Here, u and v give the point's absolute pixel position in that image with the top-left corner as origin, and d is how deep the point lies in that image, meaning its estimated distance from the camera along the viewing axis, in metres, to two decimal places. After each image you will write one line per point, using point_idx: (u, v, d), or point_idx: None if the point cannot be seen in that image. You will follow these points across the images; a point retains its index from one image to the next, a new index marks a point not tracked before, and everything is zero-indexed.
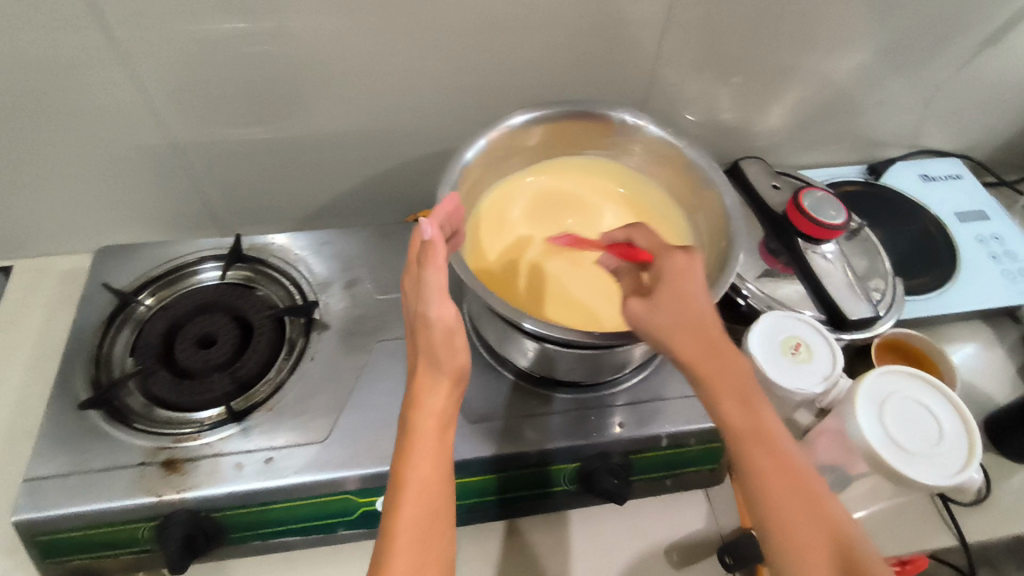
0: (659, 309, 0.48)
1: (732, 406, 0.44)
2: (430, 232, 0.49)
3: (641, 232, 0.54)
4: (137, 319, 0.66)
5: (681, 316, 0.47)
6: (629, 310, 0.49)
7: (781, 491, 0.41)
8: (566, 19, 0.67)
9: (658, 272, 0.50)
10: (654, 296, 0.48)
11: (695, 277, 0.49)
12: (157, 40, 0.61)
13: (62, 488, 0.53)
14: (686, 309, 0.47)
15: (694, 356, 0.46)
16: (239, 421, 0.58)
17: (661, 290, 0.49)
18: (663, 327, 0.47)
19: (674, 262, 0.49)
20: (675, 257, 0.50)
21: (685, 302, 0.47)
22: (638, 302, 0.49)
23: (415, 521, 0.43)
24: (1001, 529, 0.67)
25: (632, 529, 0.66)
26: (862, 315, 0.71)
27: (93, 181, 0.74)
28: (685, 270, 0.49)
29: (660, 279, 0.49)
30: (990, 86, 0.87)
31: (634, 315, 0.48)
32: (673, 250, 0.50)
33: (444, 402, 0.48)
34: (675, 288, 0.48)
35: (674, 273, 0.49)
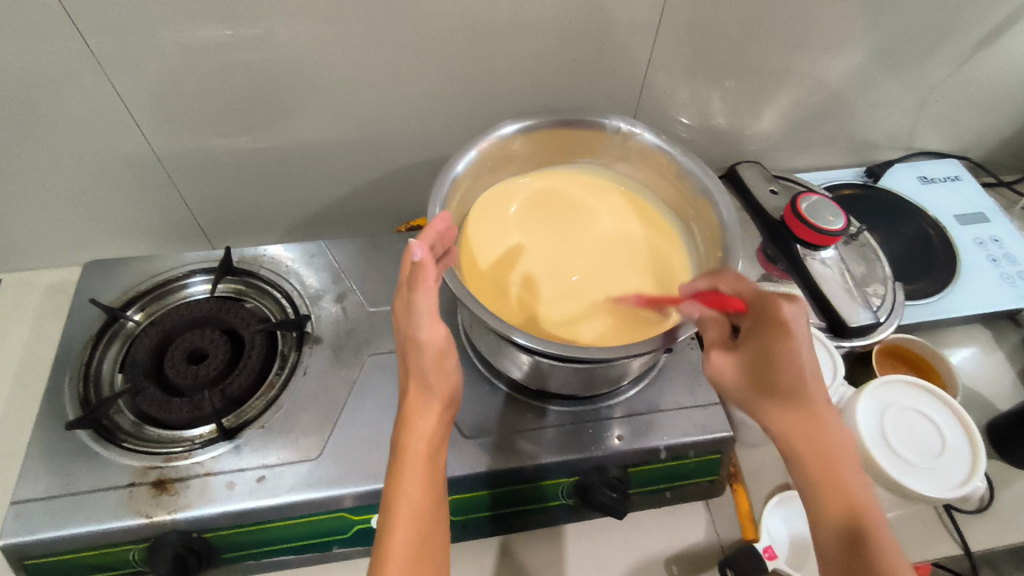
0: (743, 360, 0.48)
1: (792, 428, 0.46)
2: (421, 254, 0.47)
3: (733, 278, 0.52)
4: (125, 335, 0.65)
5: (761, 370, 0.47)
6: (713, 357, 0.49)
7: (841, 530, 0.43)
8: (556, 25, 0.66)
9: (753, 323, 0.48)
10: (739, 349, 0.49)
11: (793, 323, 0.47)
12: (136, 51, 0.60)
13: (49, 511, 0.52)
14: (773, 355, 0.46)
15: (772, 400, 0.47)
16: (230, 439, 0.57)
17: (748, 341, 0.48)
18: (742, 381, 0.48)
19: (773, 313, 0.47)
20: (776, 305, 0.47)
21: (771, 350, 0.47)
22: (723, 354, 0.49)
23: (407, 545, 0.44)
24: (1004, 537, 0.66)
25: (631, 541, 0.65)
26: (862, 322, 0.69)
27: (78, 194, 0.73)
28: (785, 319, 0.47)
29: (749, 327, 0.49)
30: (985, 86, 0.86)
31: (715, 367, 0.49)
32: (773, 299, 0.48)
33: (435, 425, 0.49)
34: (764, 338, 0.47)
35: (766, 322, 0.47)
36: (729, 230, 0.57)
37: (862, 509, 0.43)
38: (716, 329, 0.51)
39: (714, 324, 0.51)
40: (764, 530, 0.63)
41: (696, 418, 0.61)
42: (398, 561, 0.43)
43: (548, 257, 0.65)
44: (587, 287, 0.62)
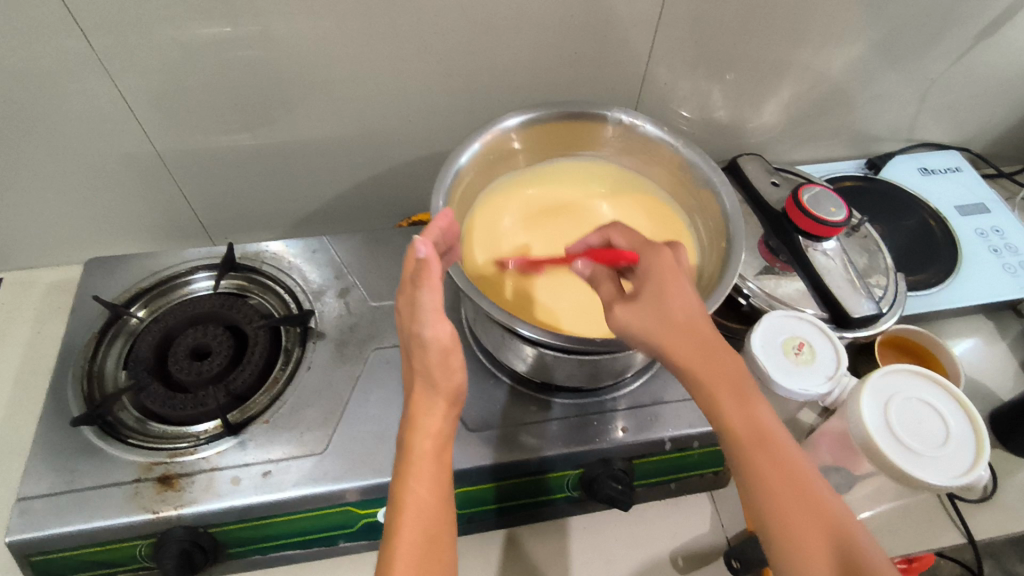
0: (646, 311, 0.47)
1: (733, 415, 0.44)
2: (425, 250, 0.47)
3: (620, 234, 0.54)
4: (129, 332, 0.65)
5: (666, 321, 0.46)
6: (615, 313, 0.48)
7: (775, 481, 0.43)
8: (556, 18, 0.66)
9: (643, 272, 0.49)
10: (638, 298, 0.48)
11: (678, 269, 0.49)
12: (136, 47, 0.60)
13: (54, 507, 0.52)
14: (671, 308, 0.47)
15: (688, 365, 0.46)
16: (235, 434, 0.57)
17: (645, 290, 0.48)
18: (649, 327, 0.46)
19: (658, 258, 0.49)
20: (662, 253, 0.49)
21: (673, 308, 0.47)
22: (624, 303, 0.48)
23: (415, 544, 0.43)
24: (1008, 526, 0.67)
25: (636, 533, 0.65)
26: (864, 312, 0.70)
27: (78, 192, 0.73)
28: (672, 266, 0.49)
29: (647, 276, 0.48)
30: (986, 78, 0.86)
31: (619, 315, 0.47)
32: (660, 248, 0.50)
33: (441, 423, 0.49)
34: (661, 287, 0.47)
35: (659, 270, 0.48)
36: (732, 221, 0.57)
37: (807, 490, 0.43)
38: (607, 287, 0.51)
39: (604, 281, 0.51)
40: None
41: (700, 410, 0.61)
42: (406, 559, 0.43)
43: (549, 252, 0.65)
44: (590, 281, 0.62)
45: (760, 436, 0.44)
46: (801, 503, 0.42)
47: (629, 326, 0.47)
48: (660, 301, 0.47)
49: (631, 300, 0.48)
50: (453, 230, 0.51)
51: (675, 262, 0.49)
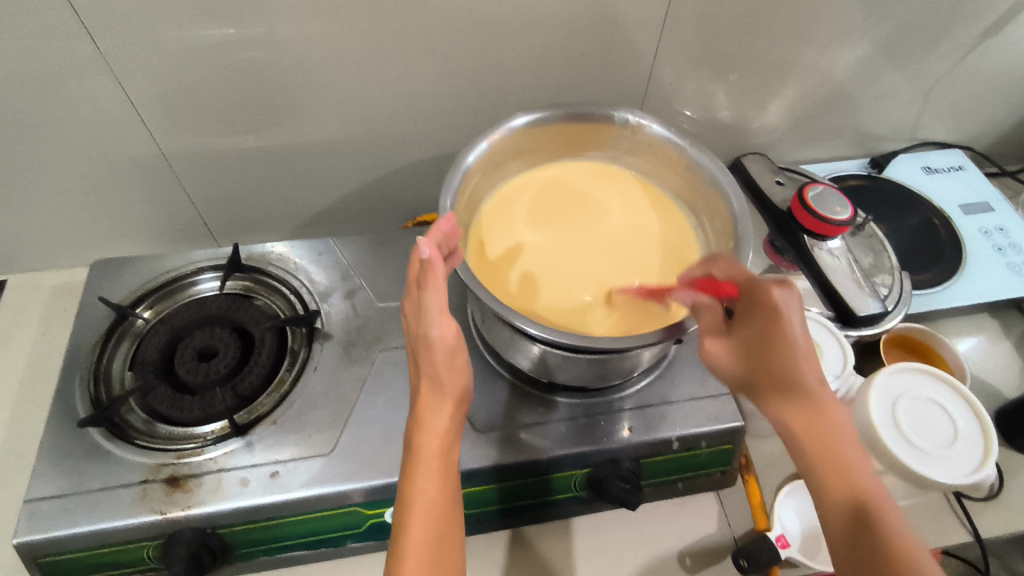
0: (741, 348, 0.47)
1: (793, 414, 0.45)
2: (428, 251, 0.47)
3: (726, 265, 0.51)
4: (135, 333, 0.65)
5: (757, 358, 0.46)
6: (707, 345, 0.49)
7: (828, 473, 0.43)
8: (562, 19, 0.66)
9: (745, 307, 0.48)
10: (735, 333, 0.48)
11: (788, 311, 0.46)
12: (142, 49, 0.60)
13: (63, 509, 0.52)
14: (768, 343, 0.46)
15: (756, 375, 0.47)
16: (242, 435, 0.57)
17: (749, 328, 0.47)
18: (750, 371, 0.47)
19: (767, 298, 0.47)
20: (772, 292, 0.47)
21: (766, 343, 0.46)
22: (722, 342, 0.48)
23: (424, 544, 0.44)
24: (1015, 524, 0.67)
25: (644, 533, 0.65)
26: (870, 311, 0.70)
27: (83, 194, 0.73)
28: (780, 305, 0.46)
29: (749, 311, 0.48)
30: (990, 76, 0.86)
31: (714, 350, 0.49)
32: (763, 283, 0.47)
33: (448, 423, 0.48)
34: (765, 326, 0.46)
35: (766, 311, 0.47)
36: (740, 221, 0.56)
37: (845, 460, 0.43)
38: (709, 318, 0.49)
39: (707, 311, 0.49)
40: (776, 520, 0.63)
41: (707, 410, 0.61)
42: (415, 560, 0.43)
43: (556, 251, 0.65)
44: (597, 279, 0.63)
45: (812, 404, 0.45)
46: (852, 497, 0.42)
47: (722, 363, 0.48)
48: (753, 336, 0.47)
49: (729, 338, 0.48)
50: (456, 233, 0.51)
51: (785, 302, 0.46)
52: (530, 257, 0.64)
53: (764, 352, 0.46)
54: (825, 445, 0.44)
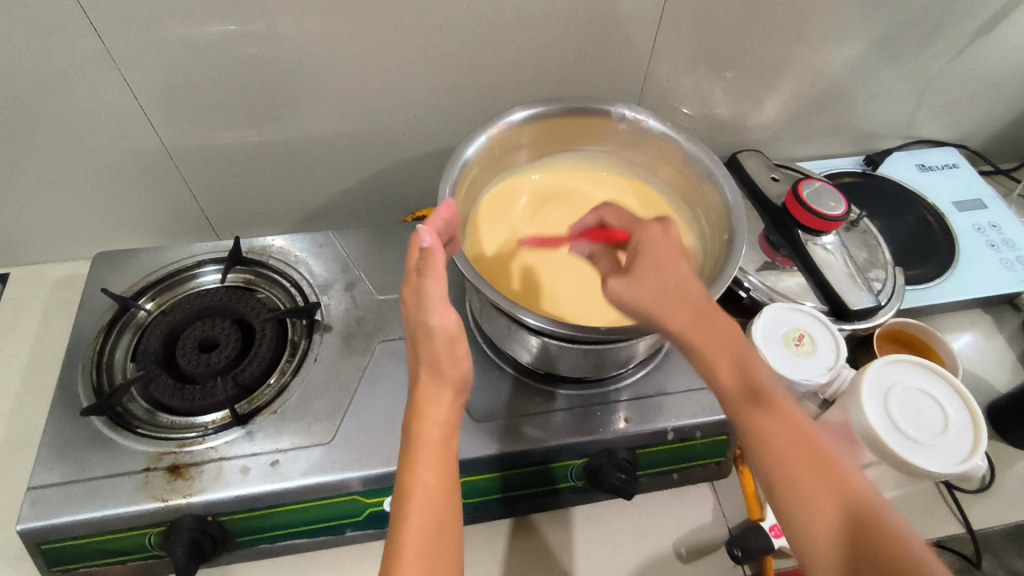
0: (639, 283, 0.47)
1: (758, 419, 0.42)
2: (429, 239, 0.48)
3: (612, 210, 0.56)
4: (137, 324, 0.65)
5: (660, 293, 0.46)
6: (609, 286, 0.48)
7: (778, 436, 0.42)
8: (560, 16, 0.67)
9: (635, 246, 0.50)
10: (633, 272, 0.48)
11: (666, 242, 0.49)
12: (146, 43, 0.60)
13: (66, 496, 0.53)
14: (669, 281, 0.47)
15: (678, 326, 0.45)
16: (243, 424, 0.57)
17: (639, 266, 0.48)
18: (649, 307, 0.46)
19: (644, 234, 0.50)
20: (650, 228, 0.50)
21: (667, 285, 0.47)
22: (621, 279, 0.48)
23: (423, 531, 0.44)
24: (1006, 515, 0.67)
25: (639, 523, 0.66)
26: (864, 305, 0.71)
27: (86, 188, 0.73)
28: (660, 237, 0.50)
29: (637, 249, 0.50)
30: (984, 74, 0.87)
31: (618, 288, 0.48)
32: (652, 224, 0.51)
33: (447, 412, 0.49)
34: (655, 264, 0.48)
35: (648, 244, 0.49)
36: (734, 214, 0.57)
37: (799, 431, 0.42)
38: (603, 262, 0.54)
39: (602, 259, 0.54)
40: (770, 511, 0.64)
41: (702, 401, 0.62)
42: (414, 547, 0.44)
43: (553, 245, 0.66)
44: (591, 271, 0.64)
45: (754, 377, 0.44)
46: (808, 467, 0.41)
47: (628, 298, 0.47)
48: (654, 276, 0.47)
49: (628, 274, 0.48)
50: (455, 220, 0.52)
51: (664, 235, 0.50)
52: (527, 250, 0.65)
53: (688, 312, 0.45)
54: (789, 437, 0.42)
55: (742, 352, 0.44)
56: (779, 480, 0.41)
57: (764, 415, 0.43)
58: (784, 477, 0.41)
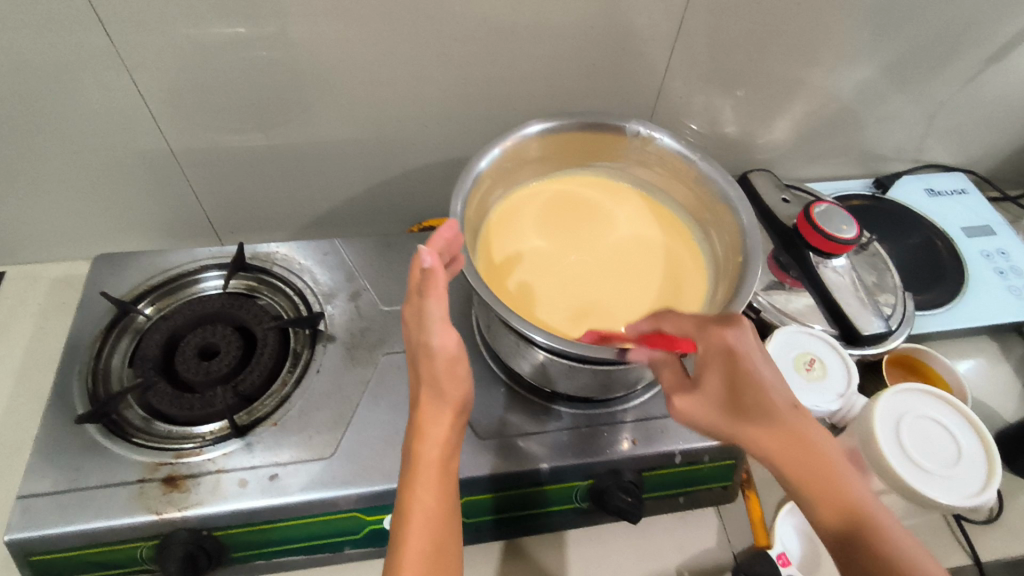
0: (705, 398, 0.47)
1: (767, 436, 0.43)
2: (430, 259, 0.47)
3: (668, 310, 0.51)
4: (136, 329, 0.64)
5: (721, 399, 0.46)
6: (675, 402, 0.48)
7: (784, 452, 0.43)
8: (576, 30, 0.66)
9: (701, 357, 0.47)
10: (700, 389, 0.47)
11: (744, 355, 0.45)
12: (155, 44, 0.59)
13: (58, 506, 0.51)
14: (734, 399, 0.45)
15: (730, 410, 0.45)
16: (243, 436, 0.56)
17: (705, 376, 0.47)
18: (712, 427, 0.46)
19: (718, 352, 0.46)
20: (721, 335, 0.46)
21: (731, 400, 0.45)
22: (692, 390, 0.48)
23: (422, 554, 0.43)
24: (1014, 548, 0.67)
25: (643, 546, 0.65)
26: (874, 330, 0.70)
27: (87, 187, 0.72)
28: (733, 347, 0.45)
29: (708, 360, 0.46)
30: (994, 100, 0.87)
31: (687, 400, 0.48)
32: (715, 331, 0.46)
33: (448, 432, 0.48)
34: (724, 382, 0.46)
35: (720, 356, 0.46)
36: (749, 236, 0.56)
37: (809, 451, 0.42)
38: (670, 374, 0.50)
39: (666, 368, 0.51)
40: (777, 537, 0.63)
41: None
42: (413, 571, 0.42)
43: (561, 260, 0.65)
44: (607, 291, 0.63)
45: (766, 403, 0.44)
46: (816, 477, 0.42)
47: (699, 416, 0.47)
48: (713, 377, 0.46)
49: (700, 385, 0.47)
50: (459, 239, 0.51)
51: (739, 341, 0.46)
52: (535, 265, 0.64)
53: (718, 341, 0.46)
54: (795, 454, 0.43)
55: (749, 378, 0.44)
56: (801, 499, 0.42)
57: (769, 424, 0.43)
58: (802, 486, 0.42)
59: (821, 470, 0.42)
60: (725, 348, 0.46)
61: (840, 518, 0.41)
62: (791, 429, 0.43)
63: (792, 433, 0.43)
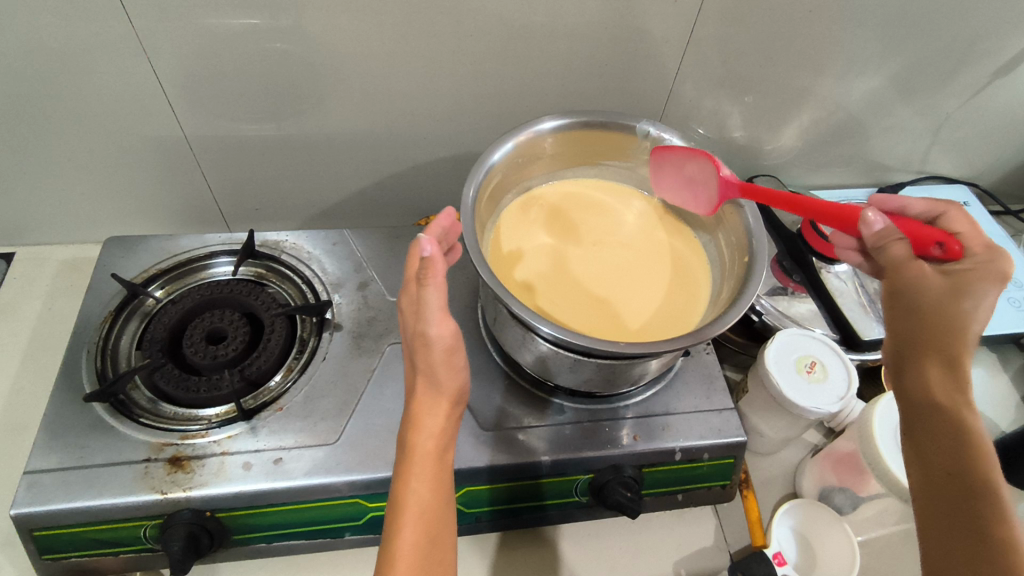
0: (917, 291, 0.44)
1: (926, 437, 0.41)
2: (430, 249, 0.46)
3: (955, 218, 0.51)
4: (144, 311, 0.65)
5: (927, 304, 0.43)
6: (909, 267, 0.45)
7: (939, 457, 0.40)
8: (589, 30, 0.67)
9: (970, 265, 0.45)
10: (932, 277, 0.44)
11: (989, 297, 0.43)
12: (173, 29, 0.60)
13: (63, 483, 0.52)
14: (949, 304, 0.42)
15: (928, 326, 0.43)
16: (248, 420, 0.57)
17: (955, 277, 0.44)
18: (919, 299, 0.44)
19: (979, 284, 0.43)
20: (986, 280, 0.43)
21: (936, 310, 0.43)
22: (934, 270, 0.44)
23: (417, 545, 0.44)
24: None
25: (639, 541, 0.65)
26: (874, 336, 0.72)
27: (99, 171, 0.73)
28: (987, 289, 0.43)
29: (952, 280, 0.44)
30: (998, 116, 0.88)
31: (921, 271, 0.44)
32: (991, 267, 0.44)
33: (443, 423, 0.48)
34: (950, 292, 0.43)
35: (973, 276, 0.44)
36: (756, 236, 0.58)
37: (972, 476, 0.39)
38: (903, 246, 0.45)
39: (896, 244, 0.46)
40: (772, 537, 0.64)
41: (710, 422, 0.61)
42: (405, 563, 0.43)
43: (565, 255, 0.66)
44: (618, 257, 0.67)
45: (946, 415, 0.40)
46: (954, 495, 0.39)
47: (915, 288, 0.44)
48: (927, 281, 0.44)
49: (938, 276, 0.44)
50: (456, 228, 0.53)
51: (992, 290, 0.43)
52: (539, 258, 0.65)
53: (940, 343, 0.42)
54: (945, 466, 0.40)
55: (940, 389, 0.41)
56: (929, 503, 0.40)
57: (935, 432, 0.41)
58: (937, 491, 0.40)
59: (981, 528, 0.37)
60: (949, 379, 0.41)
61: (968, 546, 0.38)
62: (976, 501, 0.38)
63: (974, 509, 0.38)
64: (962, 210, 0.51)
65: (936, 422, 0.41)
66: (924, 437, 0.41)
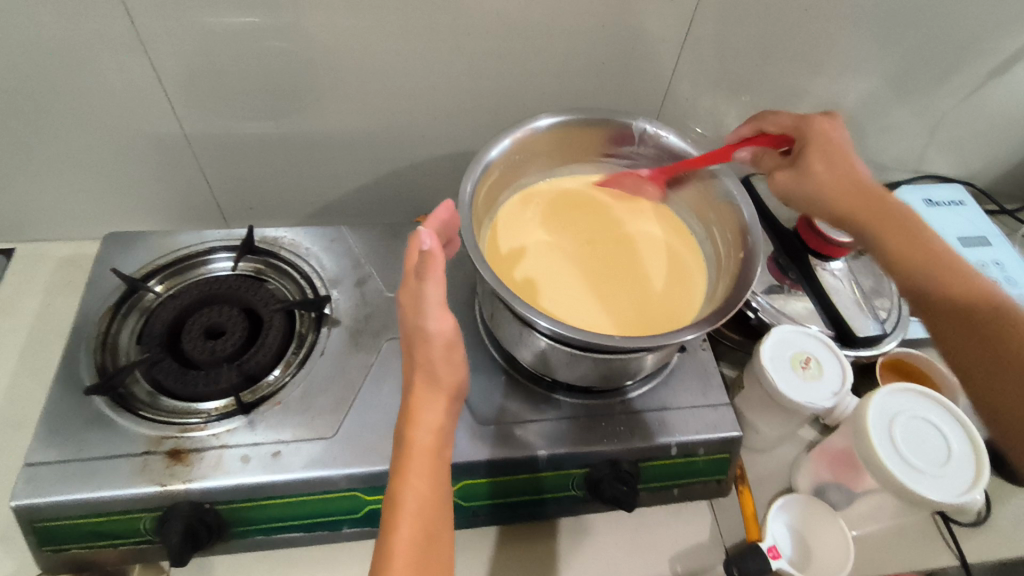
0: (831, 199, 0.56)
1: (960, 340, 0.51)
2: (429, 241, 0.48)
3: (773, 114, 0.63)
4: (144, 307, 0.65)
5: (847, 201, 0.56)
6: (783, 180, 0.59)
7: (975, 347, 0.49)
8: (586, 29, 0.67)
9: (819, 145, 0.58)
10: (821, 176, 0.57)
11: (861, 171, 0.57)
12: (173, 27, 0.60)
13: (63, 475, 0.52)
14: (867, 209, 0.56)
15: (890, 246, 0.55)
16: (246, 414, 0.57)
17: (822, 166, 0.57)
18: (840, 206, 0.56)
19: (837, 160, 0.58)
20: (835, 153, 0.58)
21: (866, 217, 0.56)
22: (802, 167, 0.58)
23: (414, 541, 0.43)
24: (998, 551, 0.68)
25: (635, 536, 0.66)
26: (869, 333, 0.73)
27: (98, 168, 0.73)
28: (851, 166, 0.57)
29: (831, 168, 0.57)
30: (993, 116, 0.89)
31: (803, 175, 0.58)
32: (831, 142, 0.58)
33: (441, 419, 0.49)
34: (849, 188, 0.56)
35: (827, 152, 0.58)
36: (751, 232, 0.58)
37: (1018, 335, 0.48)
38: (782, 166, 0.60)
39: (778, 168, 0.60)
40: (768, 531, 0.64)
41: (705, 417, 0.62)
42: (403, 559, 0.42)
43: (561, 251, 0.67)
44: (614, 253, 0.67)
45: (960, 316, 0.51)
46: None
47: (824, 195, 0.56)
48: (835, 188, 0.56)
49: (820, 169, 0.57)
50: (454, 220, 0.54)
51: (855, 168, 0.57)
52: (536, 254, 0.66)
53: (903, 254, 0.54)
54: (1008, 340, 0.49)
55: (943, 300, 0.52)
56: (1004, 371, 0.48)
57: (966, 333, 0.50)
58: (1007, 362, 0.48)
59: None
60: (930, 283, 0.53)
61: None
62: None
63: None
64: (774, 111, 0.63)
65: (962, 329, 0.51)
66: (954, 343, 0.51)
